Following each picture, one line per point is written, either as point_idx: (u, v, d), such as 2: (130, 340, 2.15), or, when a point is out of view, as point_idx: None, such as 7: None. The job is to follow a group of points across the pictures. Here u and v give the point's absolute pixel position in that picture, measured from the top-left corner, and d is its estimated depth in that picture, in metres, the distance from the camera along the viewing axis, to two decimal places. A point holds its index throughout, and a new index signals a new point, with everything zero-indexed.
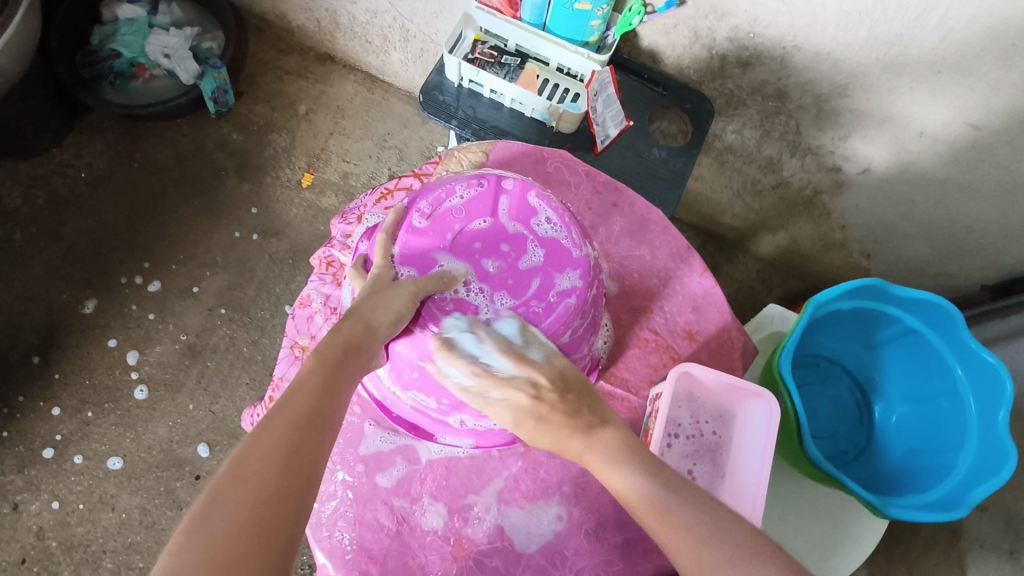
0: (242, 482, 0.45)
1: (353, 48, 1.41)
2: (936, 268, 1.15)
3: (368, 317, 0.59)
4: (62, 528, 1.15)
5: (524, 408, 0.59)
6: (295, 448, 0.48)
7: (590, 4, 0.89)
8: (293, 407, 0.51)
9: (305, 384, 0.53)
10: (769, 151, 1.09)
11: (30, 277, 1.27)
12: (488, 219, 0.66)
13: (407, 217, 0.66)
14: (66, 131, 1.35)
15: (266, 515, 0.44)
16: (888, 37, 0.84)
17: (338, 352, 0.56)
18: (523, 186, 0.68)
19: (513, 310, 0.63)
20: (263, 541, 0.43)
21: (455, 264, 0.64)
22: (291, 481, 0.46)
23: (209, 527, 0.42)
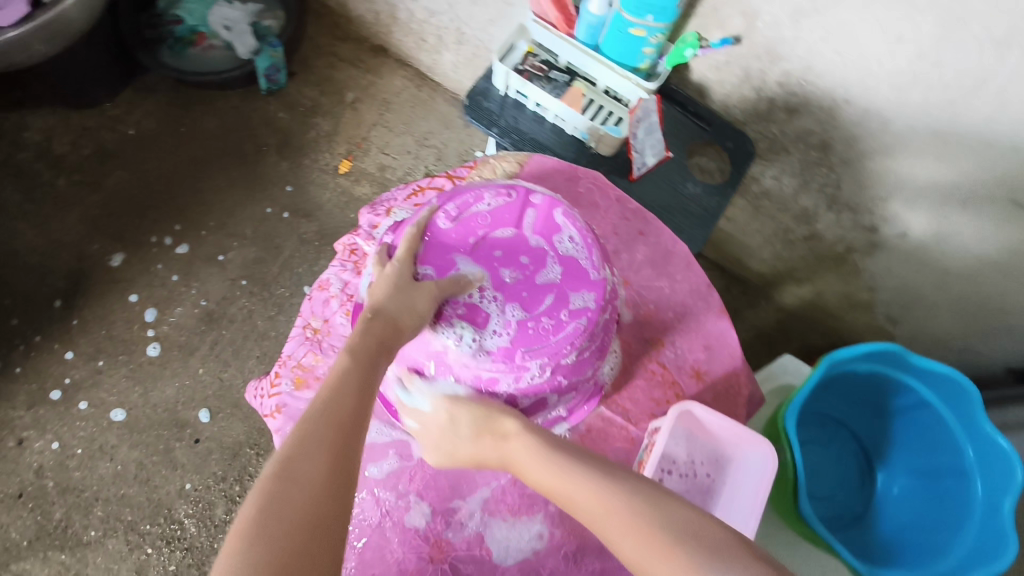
0: (292, 484, 0.43)
1: (407, 45, 1.43)
2: (962, 343, 1.13)
3: (396, 319, 0.57)
4: (61, 469, 1.18)
5: (444, 440, 0.62)
6: (339, 445, 0.47)
7: (645, 30, 0.89)
8: (332, 403, 0.49)
9: (342, 380, 0.51)
10: (806, 203, 1.08)
11: (67, 223, 1.31)
12: (512, 230, 0.67)
13: (432, 217, 0.66)
14: (121, 87, 1.40)
15: (320, 515, 0.43)
16: (942, 103, 0.83)
17: (372, 345, 0.54)
18: (550, 203, 0.69)
19: (523, 323, 0.62)
20: (321, 541, 0.42)
21: (473, 268, 0.64)
22: (339, 478, 0.45)
23: (264, 530, 0.41)
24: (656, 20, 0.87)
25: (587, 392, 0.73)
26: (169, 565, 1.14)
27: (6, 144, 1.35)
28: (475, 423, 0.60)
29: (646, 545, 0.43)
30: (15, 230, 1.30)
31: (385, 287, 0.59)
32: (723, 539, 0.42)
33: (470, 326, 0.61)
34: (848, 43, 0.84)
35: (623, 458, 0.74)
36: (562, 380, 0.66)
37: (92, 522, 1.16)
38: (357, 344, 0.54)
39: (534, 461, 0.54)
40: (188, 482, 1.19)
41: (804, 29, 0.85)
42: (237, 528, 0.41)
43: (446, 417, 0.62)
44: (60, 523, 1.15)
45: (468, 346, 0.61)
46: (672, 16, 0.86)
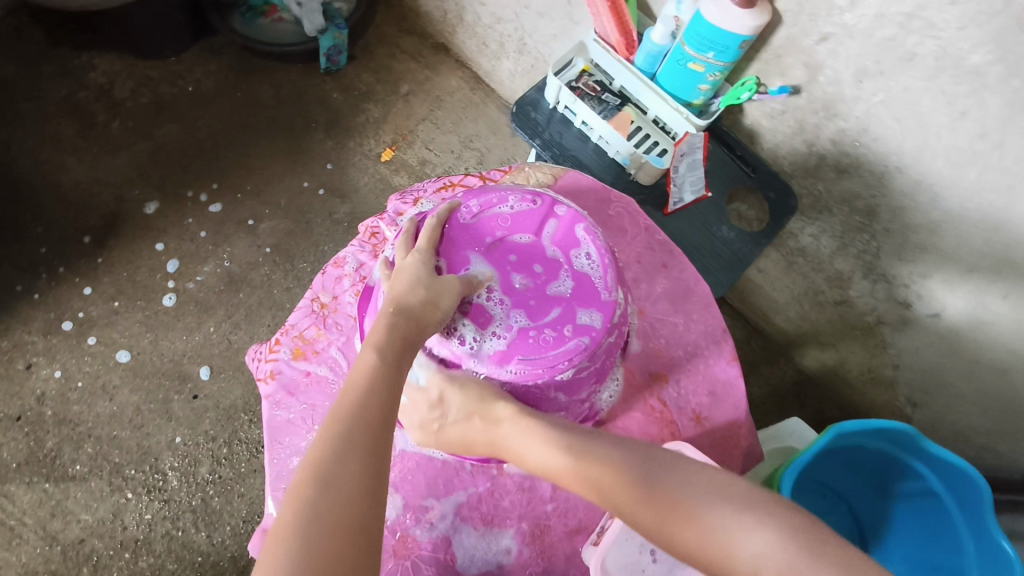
0: (326, 491, 0.41)
1: (469, 47, 1.45)
2: (983, 439, 1.07)
3: (418, 315, 0.55)
4: (61, 400, 1.20)
5: (432, 419, 0.62)
6: (370, 447, 0.44)
7: (703, 66, 0.88)
8: (362, 403, 0.46)
9: (372, 378, 0.48)
10: (842, 266, 1.05)
11: (113, 165, 1.35)
12: (530, 237, 0.66)
13: (454, 211, 0.66)
14: (188, 45, 1.44)
15: (358, 521, 0.41)
16: (998, 186, 0.80)
17: (398, 342, 0.52)
18: (574, 217, 0.68)
19: (524, 331, 0.61)
20: (364, 545, 0.40)
21: (484, 268, 0.63)
22: (373, 481, 0.43)
23: (302, 540, 0.39)
24: (716, 58, 0.86)
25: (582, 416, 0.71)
26: (145, 513, 1.15)
27: (71, 81, 1.39)
28: (463, 403, 0.60)
29: (656, 503, 0.49)
30: (63, 163, 1.34)
31: (406, 280, 0.57)
32: (740, 493, 0.48)
33: (472, 325, 0.61)
34: (909, 111, 0.81)
35: None
36: (558, 397, 0.64)
37: (80, 457, 1.18)
38: (382, 339, 0.51)
39: (530, 444, 0.56)
40: (179, 436, 1.20)
41: (866, 89, 0.83)
42: (273, 538, 0.39)
43: (430, 393, 0.62)
44: (51, 453, 1.17)
45: (466, 346, 0.61)
46: (734, 56, 0.85)
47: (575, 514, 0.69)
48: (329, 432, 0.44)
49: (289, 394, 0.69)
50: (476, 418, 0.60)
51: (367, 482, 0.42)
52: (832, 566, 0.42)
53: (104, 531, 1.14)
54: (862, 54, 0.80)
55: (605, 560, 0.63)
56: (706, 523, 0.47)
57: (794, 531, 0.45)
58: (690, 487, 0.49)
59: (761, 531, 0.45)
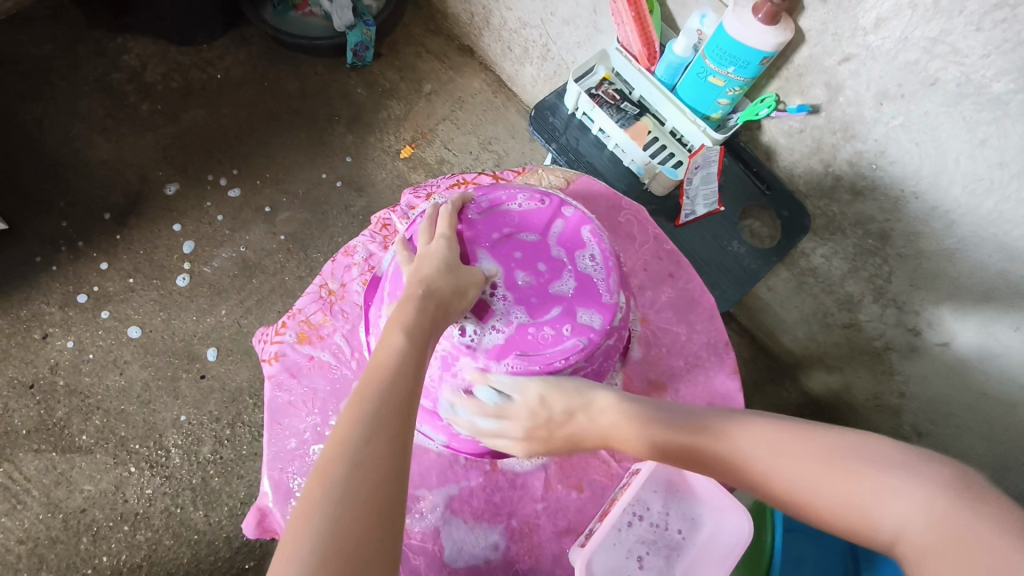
0: (355, 470, 0.40)
1: (494, 51, 1.46)
2: (986, 474, 1.06)
3: (444, 300, 0.55)
4: (73, 371, 1.23)
5: (533, 427, 0.59)
6: (398, 430, 0.43)
7: (723, 81, 0.88)
8: (389, 384, 0.45)
9: (400, 361, 0.47)
10: (851, 289, 1.05)
11: (140, 146, 1.38)
12: (536, 236, 0.67)
13: (464, 204, 0.66)
14: (220, 33, 1.47)
15: (386, 501, 0.39)
16: (1014, 217, 0.79)
17: (425, 326, 0.51)
18: (581, 219, 0.69)
19: (524, 327, 0.62)
20: (389, 527, 0.39)
21: (490, 263, 0.63)
22: (400, 464, 0.42)
23: (330, 517, 0.38)
24: (737, 73, 0.86)
25: None
26: (146, 488, 1.17)
27: (105, 61, 1.43)
28: (564, 401, 0.58)
29: (795, 474, 0.47)
30: (92, 141, 1.37)
31: (435, 264, 0.57)
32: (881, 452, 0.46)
33: (474, 318, 0.61)
34: (927, 136, 0.81)
35: (597, 491, 0.71)
36: None
37: (88, 428, 1.20)
38: (411, 322, 0.51)
39: (644, 429, 0.56)
40: (184, 414, 1.22)
41: (885, 112, 0.83)
42: (299, 514, 0.38)
43: (529, 401, 0.59)
44: (59, 422, 1.20)
45: (466, 337, 0.61)
46: (755, 72, 0.85)
47: (565, 516, 0.70)
48: (357, 411, 0.43)
49: (292, 376, 0.70)
50: (583, 411, 0.58)
51: (396, 464, 0.41)
52: (1001, 522, 0.38)
53: (105, 503, 1.16)
54: (883, 76, 0.80)
55: (591, 560, 0.63)
56: (853, 489, 0.44)
57: (951, 490, 0.41)
58: (825, 451, 0.47)
59: (911, 489, 0.42)
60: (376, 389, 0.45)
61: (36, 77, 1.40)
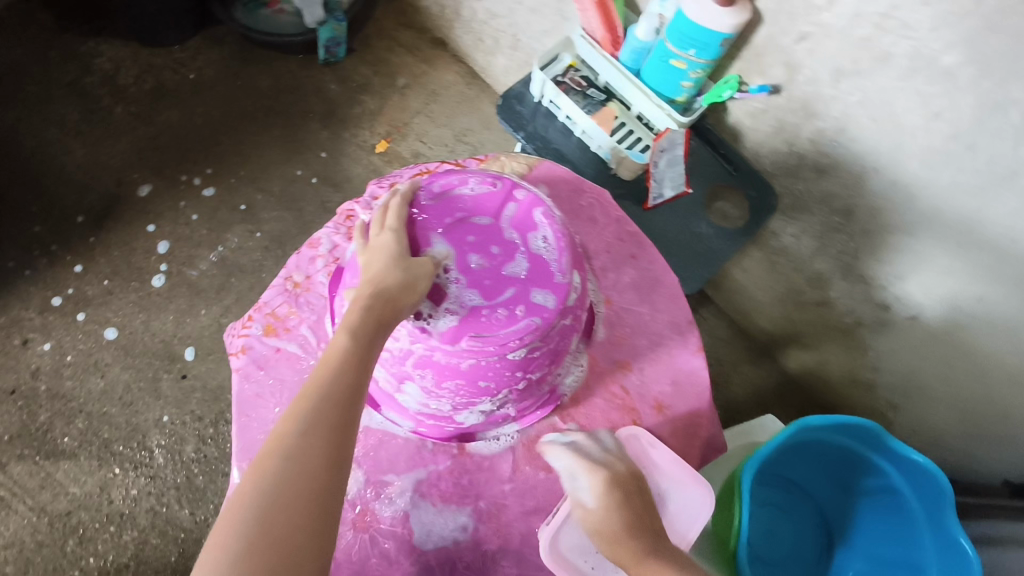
0: (286, 464, 0.44)
1: (466, 42, 1.47)
2: (957, 444, 1.08)
3: (393, 296, 0.54)
4: (54, 375, 1.23)
5: (625, 479, 0.63)
6: (335, 425, 0.46)
7: (686, 64, 0.89)
8: (330, 380, 0.48)
9: (343, 357, 0.49)
10: (821, 267, 1.06)
11: (115, 148, 1.38)
12: (489, 219, 0.64)
13: (414, 192, 0.64)
14: (191, 33, 1.47)
15: (314, 492, 0.43)
16: (970, 188, 0.80)
17: (372, 323, 0.52)
18: (534, 200, 0.66)
19: (477, 310, 0.59)
20: (319, 515, 0.43)
21: (442, 247, 0.61)
22: (335, 457, 0.45)
23: (258, 508, 0.42)
24: (698, 55, 0.87)
25: (541, 397, 0.72)
26: (131, 488, 1.18)
27: (77, 66, 1.42)
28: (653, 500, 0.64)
29: None
30: (65, 145, 1.37)
31: (382, 261, 0.56)
32: None
33: (427, 303, 0.59)
34: (884, 111, 0.82)
35: None
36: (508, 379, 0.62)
37: (71, 432, 1.20)
38: (356, 323, 0.51)
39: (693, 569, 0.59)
40: (166, 415, 1.23)
41: (842, 89, 0.84)
42: (233, 504, 0.43)
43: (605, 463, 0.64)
44: (42, 426, 1.20)
45: (420, 321, 0.59)
46: (715, 54, 0.86)
47: (532, 496, 0.70)
48: (297, 408, 0.47)
49: (259, 368, 0.71)
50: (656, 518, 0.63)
51: (326, 458, 0.44)
52: None
53: (90, 505, 1.16)
54: (839, 54, 0.81)
55: (558, 540, 0.65)
56: None
57: None
58: None
59: None
60: (315, 386, 0.48)
61: (7, 84, 1.39)
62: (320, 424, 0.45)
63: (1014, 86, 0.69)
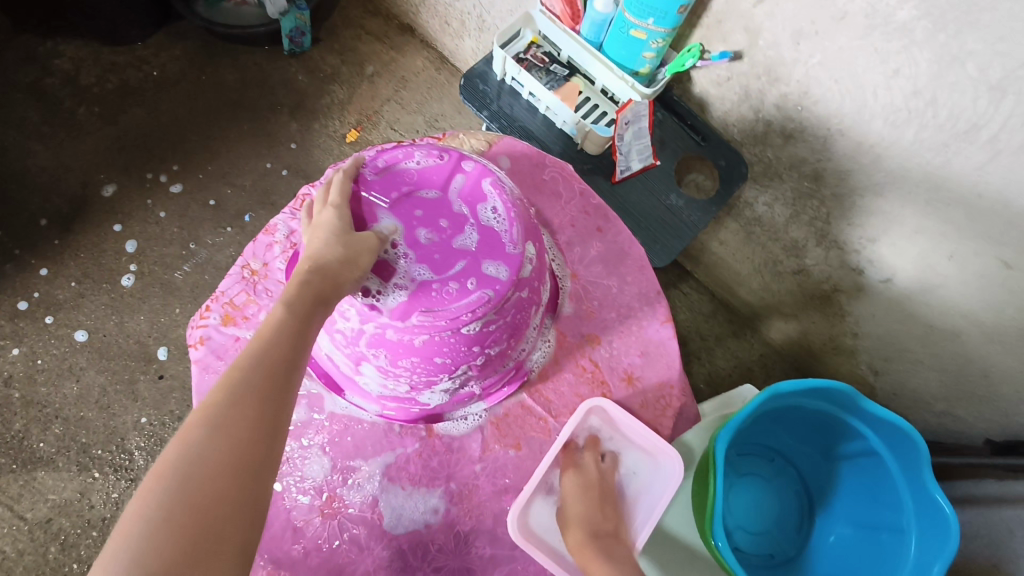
0: (213, 434, 0.43)
1: (433, 26, 1.45)
2: (939, 406, 1.07)
3: (333, 272, 0.53)
4: (28, 382, 1.22)
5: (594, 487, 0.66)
6: (267, 396, 0.46)
7: (645, 33, 0.87)
8: (262, 353, 0.48)
9: (277, 331, 0.49)
10: (796, 235, 1.05)
11: (80, 150, 1.36)
12: (437, 192, 0.63)
13: (358, 169, 0.63)
14: (153, 30, 1.44)
15: (243, 462, 0.43)
16: (935, 144, 0.78)
17: (309, 298, 0.51)
18: (482, 171, 0.65)
19: (427, 284, 0.59)
20: (248, 483, 0.43)
21: (390, 222, 0.60)
22: (267, 427, 0.45)
23: (183, 475, 0.41)
24: (657, 24, 0.86)
25: (506, 373, 0.72)
26: (112, 492, 1.17)
27: (37, 68, 1.40)
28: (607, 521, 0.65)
29: None
30: (28, 148, 1.34)
31: (323, 236, 0.56)
32: None
33: (377, 279, 0.58)
34: (845, 71, 0.81)
35: (536, 448, 0.71)
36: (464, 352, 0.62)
37: (48, 438, 1.19)
38: (292, 294, 0.51)
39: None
40: (144, 416, 1.21)
41: (803, 51, 0.83)
42: (153, 473, 0.41)
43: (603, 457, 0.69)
44: (19, 434, 1.19)
45: (369, 298, 0.58)
46: (673, 22, 0.85)
47: (503, 475, 0.70)
48: (226, 379, 0.46)
49: (218, 359, 0.69)
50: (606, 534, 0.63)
51: (257, 428, 0.44)
52: None
53: (71, 511, 1.15)
54: (798, 15, 0.80)
55: (528, 520, 0.67)
56: None
57: None
58: None
59: None
60: (247, 358, 0.47)
61: None
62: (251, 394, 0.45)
63: (969, 36, 0.68)
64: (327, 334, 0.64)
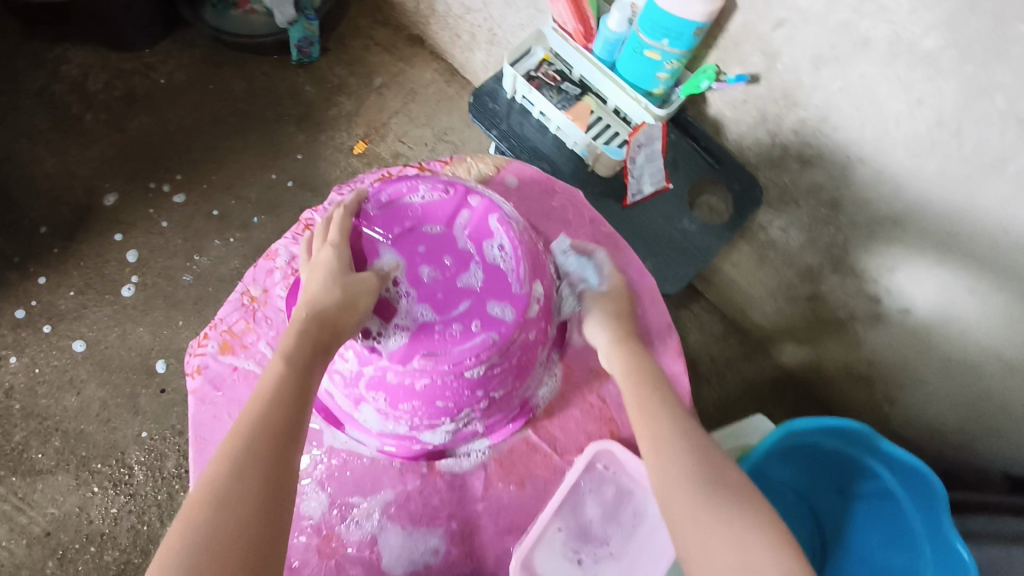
0: (216, 511, 0.41)
1: (443, 38, 1.43)
2: (957, 439, 1.04)
3: (332, 317, 0.53)
4: (29, 394, 1.20)
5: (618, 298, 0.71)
6: (270, 461, 0.44)
7: (660, 54, 0.85)
8: (262, 414, 0.47)
9: (276, 391, 0.48)
10: (811, 261, 1.03)
11: (85, 158, 1.34)
12: (441, 228, 0.62)
13: (360, 204, 0.63)
14: (161, 37, 1.44)
15: (250, 537, 0.41)
16: (959, 177, 0.76)
17: (307, 349, 0.51)
18: (488, 206, 0.63)
19: (428, 325, 0.58)
20: (260, 558, 0.41)
21: (391, 259, 0.60)
22: (273, 494, 0.43)
23: (188, 559, 0.39)
24: (671, 45, 0.83)
25: (511, 410, 0.70)
26: (110, 507, 1.15)
27: (44, 74, 1.39)
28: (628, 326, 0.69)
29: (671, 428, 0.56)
30: (34, 155, 1.33)
31: (320, 278, 0.55)
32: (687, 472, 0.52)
33: (378, 320, 0.58)
34: (867, 99, 0.78)
35: (540, 487, 0.69)
36: (467, 394, 0.60)
37: (47, 450, 1.18)
38: (292, 347, 0.51)
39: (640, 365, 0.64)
40: (145, 430, 1.20)
41: (823, 77, 0.80)
42: (158, 562, 0.39)
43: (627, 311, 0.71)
44: (19, 446, 1.18)
45: (370, 339, 0.58)
46: (689, 44, 0.83)
47: (507, 515, 0.67)
48: (228, 448, 0.45)
49: (215, 389, 0.68)
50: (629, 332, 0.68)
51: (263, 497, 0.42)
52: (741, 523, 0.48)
53: (70, 526, 1.14)
54: (818, 40, 0.77)
55: (530, 564, 0.64)
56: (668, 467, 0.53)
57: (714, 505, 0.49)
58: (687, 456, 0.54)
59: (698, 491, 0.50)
60: (248, 422, 0.46)
61: None
62: (254, 460, 0.44)
63: (999, 68, 0.65)
64: (326, 374, 0.63)
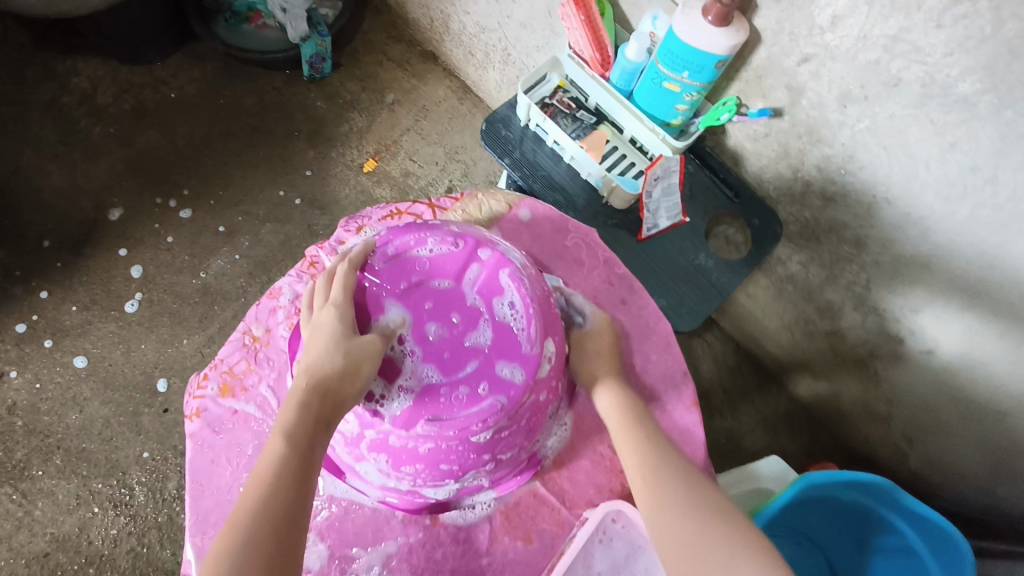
0: None
1: (456, 56, 1.41)
2: (980, 484, 1.00)
3: (333, 387, 0.52)
4: (32, 411, 1.19)
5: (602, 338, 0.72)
6: (273, 554, 0.44)
7: (679, 86, 0.83)
8: (263, 502, 0.46)
9: (278, 474, 0.47)
10: (831, 297, 1.00)
11: (94, 171, 1.34)
12: (450, 282, 0.62)
13: (366, 256, 0.62)
14: (173, 50, 1.43)
15: None
16: (992, 223, 0.72)
17: (309, 425, 0.50)
18: (499, 260, 0.63)
19: (434, 386, 0.57)
20: None
21: (396, 315, 0.59)
22: None
23: None
24: (692, 78, 0.81)
25: (518, 463, 0.68)
26: (110, 529, 1.14)
27: (55, 85, 1.38)
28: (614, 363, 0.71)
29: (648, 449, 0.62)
30: (43, 168, 1.32)
31: (321, 344, 0.54)
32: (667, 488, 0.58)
33: (382, 380, 0.57)
34: (895, 139, 0.75)
35: (548, 541, 0.67)
36: (473, 456, 0.60)
37: (48, 468, 1.16)
38: (292, 426, 0.50)
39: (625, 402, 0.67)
40: (147, 450, 1.19)
41: (850, 115, 0.77)
42: None
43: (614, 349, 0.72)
44: (20, 463, 1.16)
45: (373, 402, 0.57)
46: (711, 76, 0.80)
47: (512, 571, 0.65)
48: (228, 541, 0.44)
49: (215, 432, 0.66)
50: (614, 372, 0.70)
51: None
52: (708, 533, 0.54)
53: (68, 546, 1.12)
54: (845, 77, 0.74)
55: None
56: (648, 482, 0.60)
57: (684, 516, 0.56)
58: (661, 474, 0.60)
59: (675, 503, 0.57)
60: (250, 511, 0.45)
61: None
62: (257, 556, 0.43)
63: None
64: None
